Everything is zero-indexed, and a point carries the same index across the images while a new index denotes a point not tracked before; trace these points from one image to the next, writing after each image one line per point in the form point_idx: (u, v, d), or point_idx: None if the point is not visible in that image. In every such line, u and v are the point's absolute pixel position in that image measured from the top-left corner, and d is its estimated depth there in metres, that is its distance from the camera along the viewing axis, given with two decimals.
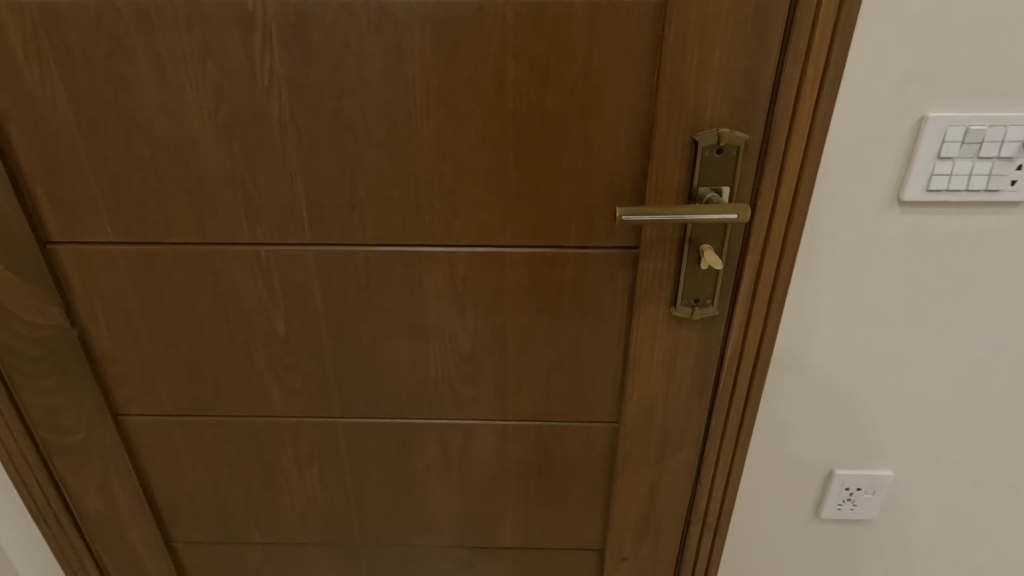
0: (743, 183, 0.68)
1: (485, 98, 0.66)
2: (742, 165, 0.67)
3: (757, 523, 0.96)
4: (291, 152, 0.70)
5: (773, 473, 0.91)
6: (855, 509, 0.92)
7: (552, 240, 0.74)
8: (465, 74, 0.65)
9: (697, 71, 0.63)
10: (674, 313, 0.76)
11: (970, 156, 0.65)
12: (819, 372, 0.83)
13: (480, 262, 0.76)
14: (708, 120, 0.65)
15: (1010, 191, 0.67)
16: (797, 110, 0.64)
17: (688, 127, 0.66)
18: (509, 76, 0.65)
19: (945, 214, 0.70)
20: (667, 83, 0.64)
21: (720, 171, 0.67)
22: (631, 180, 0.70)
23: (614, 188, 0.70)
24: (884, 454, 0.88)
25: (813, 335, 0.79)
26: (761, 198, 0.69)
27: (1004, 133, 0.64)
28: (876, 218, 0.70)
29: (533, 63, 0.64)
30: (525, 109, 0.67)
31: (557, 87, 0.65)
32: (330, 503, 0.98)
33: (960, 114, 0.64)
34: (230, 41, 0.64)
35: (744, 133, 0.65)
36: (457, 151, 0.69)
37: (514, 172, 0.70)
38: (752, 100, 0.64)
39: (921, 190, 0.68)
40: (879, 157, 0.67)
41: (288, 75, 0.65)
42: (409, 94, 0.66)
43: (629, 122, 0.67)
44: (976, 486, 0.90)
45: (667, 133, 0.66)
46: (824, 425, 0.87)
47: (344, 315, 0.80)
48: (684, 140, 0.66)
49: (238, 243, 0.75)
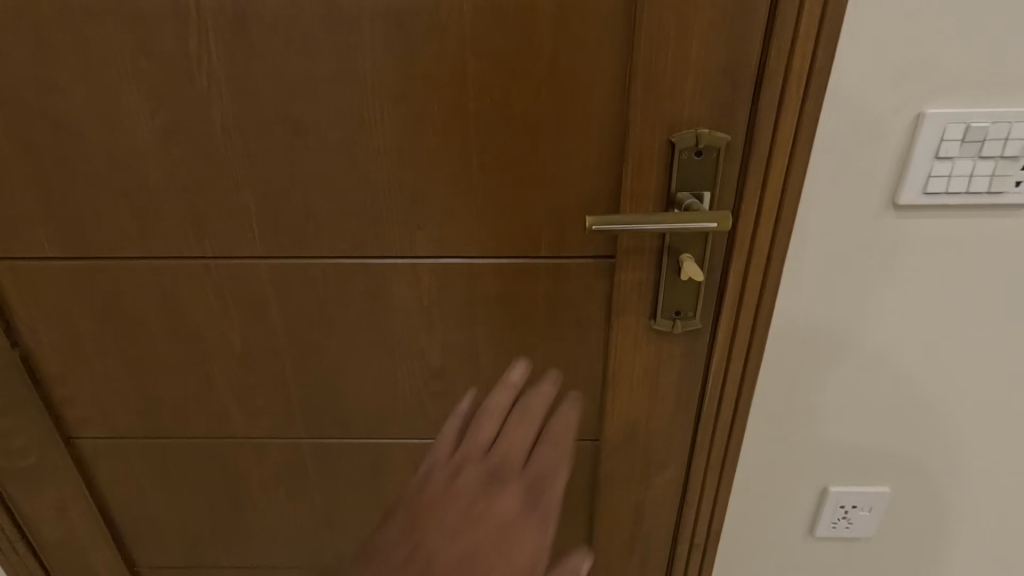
0: (726, 187, 0.63)
1: (444, 99, 0.61)
2: (724, 167, 0.62)
3: (748, 540, 0.92)
4: (237, 160, 0.64)
5: (764, 488, 0.87)
6: (851, 527, 0.87)
7: (523, 250, 0.69)
8: (421, 73, 0.60)
9: (673, 67, 0.58)
10: (655, 326, 0.71)
11: (971, 155, 0.60)
12: (809, 386, 0.78)
13: (447, 274, 0.71)
14: (686, 120, 0.60)
15: (1014, 192, 0.62)
16: (783, 108, 0.59)
17: (665, 128, 0.61)
18: (469, 74, 0.60)
19: (942, 221, 0.65)
20: (642, 80, 0.58)
21: (699, 175, 0.62)
22: (605, 185, 0.65)
23: (586, 194, 0.65)
24: (880, 467, 0.84)
25: (803, 344, 0.75)
26: (745, 204, 0.64)
27: (1009, 130, 0.59)
28: (870, 223, 0.65)
29: (495, 60, 0.59)
30: (487, 110, 0.61)
31: (521, 86, 0.60)
32: (300, 525, 0.93)
33: (962, 109, 0.59)
34: (165, 41, 0.59)
35: (724, 134, 0.61)
36: (416, 157, 0.64)
37: (478, 179, 0.65)
38: (734, 98, 0.59)
39: (918, 193, 0.62)
40: (872, 157, 0.62)
41: (230, 77, 0.60)
42: (362, 97, 0.61)
43: (601, 123, 0.61)
44: (978, 500, 0.86)
45: (641, 135, 0.61)
46: (816, 435, 0.83)
47: (305, 331, 0.75)
48: (661, 142, 0.61)
49: (187, 257, 0.70)
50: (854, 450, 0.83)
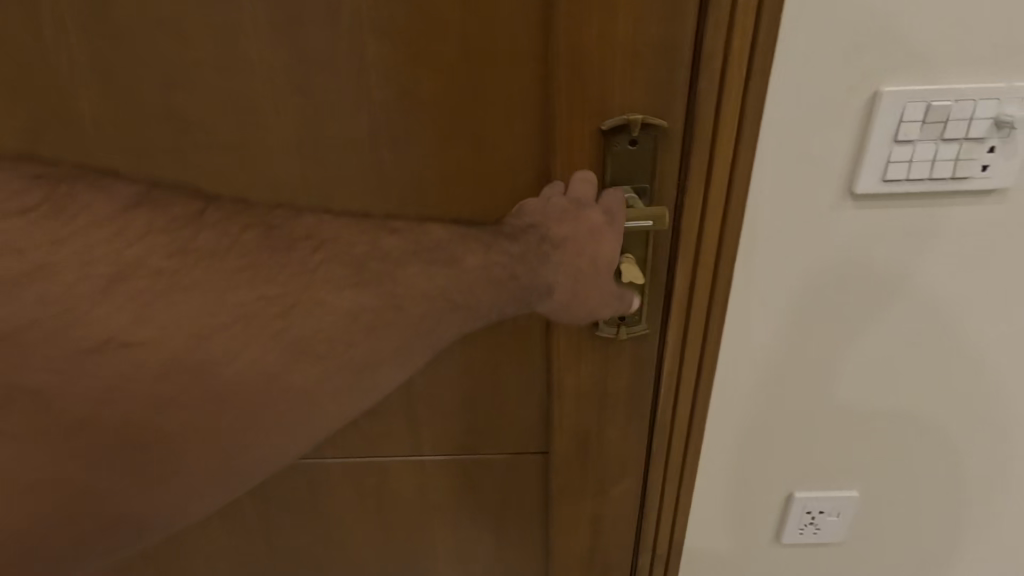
0: (667, 179, 0.57)
1: (346, 87, 0.54)
2: (663, 157, 0.56)
3: (713, 549, 0.87)
4: (115, 162, 0.57)
5: (727, 496, 0.81)
6: (818, 532, 0.83)
7: None
8: (315, 58, 0.52)
9: (600, 46, 0.51)
10: (598, 333, 0.65)
11: (933, 138, 0.54)
12: (770, 394, 0.72)
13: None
14: (619, 106, 0.54)
15: (980, 177, 0.56)
16: (726, 90, 0.52)
17: (595, 115, 0.54)
18: (371, 59, 0.53)
19: (904, 212, 0.59)
20: (565, 62, 0.51)
21: (636, 165, 0.56)
22: (534, 180, 0.58)
23: (514, 191, 0.59)
24: (850, 473, 0.78)
25: (761, 349, 0.69)
26: (688, 197, 0.58)
27: (974, 109, 0.53)
28: (826, 214, 0.59)
29: (400, 43, 0.52)
30: (395, 100, 0.54)
31: (431, 70, 0.53)
32: (235, 551, 0.87)
33: (923, 86, 0.53)
34: (11, 26, 0.51)
35: (662, 119, 0.54)
36: (320, 153, 0.57)
37: (393, 177, 0.58)
38: (671, 80, 0.53)
39: (876, 181, 0.57)
40: (826, 141, 0.55)
41: (93, 65, 0.52)
42: (250, 86, 0.54)
43: (525, 111, 0.55)
44: (952, 502, 0.81)
45: (570, 124, 0.54)
46: (781, 444, 0.77)
47: None
48: (592, 131, 0.55)
49: None
50: (822, 458, 0.77)
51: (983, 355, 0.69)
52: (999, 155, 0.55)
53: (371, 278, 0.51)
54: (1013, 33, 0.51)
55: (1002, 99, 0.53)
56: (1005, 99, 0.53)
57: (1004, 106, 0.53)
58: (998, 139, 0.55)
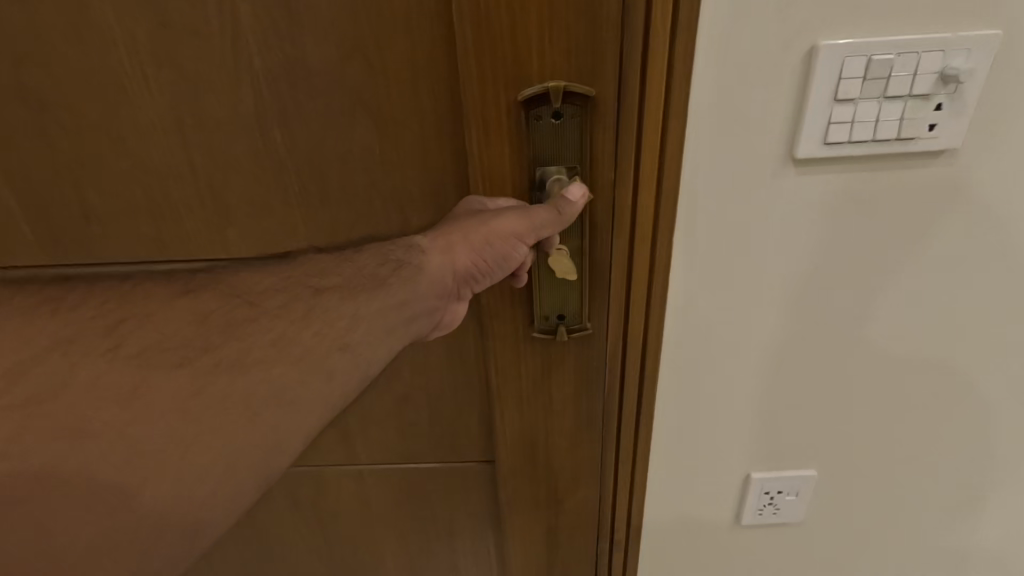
0: (599, 156, 0.52)
1: (224, 58, 0.51)
2: (592, 131, 0.51)
3: (674, 537, 0.84)
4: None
5: (685, 483, 0.78)
6: (778, 512, 0.80)
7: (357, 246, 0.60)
8: (189, 28, 0.50)
9: (509, 5, 0.46)
10: (536, 332, 0.61)
11: (876, 96, 0.50)
12: (720, 379, 0.68)
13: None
14: (537, 73, 0.49)
15: (927, 137, 0.52)
16: (652, 51, 0.48)
17: (513, 84, 0.49)
18: (246, 26, 0.49)
19: (849, 178, 0.55)
20: (472, 24, 0.47)
21: (563, 143, 0.51)
22: (438, 159, 0.56)
23: (417, 172, 0.56)
24: (810, 454, 0.75)
25: (710, 330, 0.65)
26: (620, 172, 0.53)
27: (918, 63, 0.49)
28: (768, 182, 0.55)
29: (275, 7, 0.49)
30: (279, 71, 0.51)
31: (314, 34, 0.50)
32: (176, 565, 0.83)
33: (863, 39, 0.48)
34: None
35: (586, 88, 0.49)
36: (206, 133, 0.54)
37: (286, 158, 0.56)
38: (595, 41, 0.48)
39: (818, 145, 0.52)
40: (763, 104, 0.51)
41: None
42: (125, 63, 0.51)
43: (421, 82, 0.52)
44: (919, 481, 0.78)
45: (480, 94, 0.49)
46: (738, 429, 0.73)
47: None
48: (511, 102, 0.50)
49: None
50: (781, 440, 0.74)
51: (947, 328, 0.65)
52: (946, 113, 0.51)
53: (138, 309, 0.40)
54: None
55: (947, 51, 0.49)
56: (950, 51, 0.49)
57: (950, 59, 0.49)
58: (945, 95, 0.51)
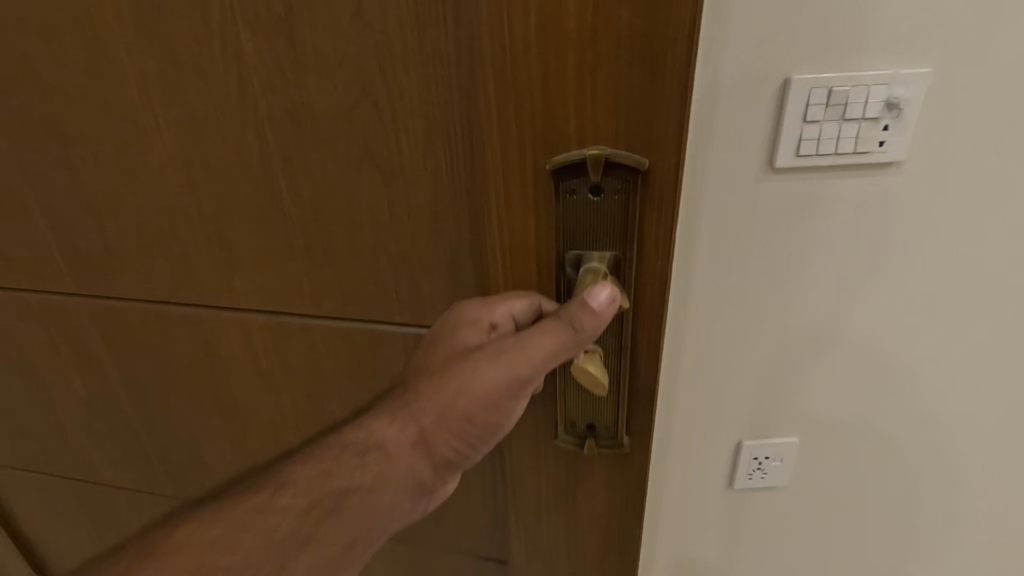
0: (645, 235, 0.54)
1: (247, 119, 0.60)
2: (635, 211, 0.53)
3: (676, 499, 0.96)
4: (73, 201, 0.71)
5: (684, 448, 0.91)
6: (765, 477, 0.92)
7: (356, 302, 0.70)
8: (219, 92, 0.59)
9: (544, 68, 0.47)
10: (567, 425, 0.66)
11: (836, 118, 0.64)
12: (714, 353, 0.81)
13: (286, 334, 0.74)
14: (574, 134, 0.50)
15: (878, 151, 0.66)
16: (690, 110, 0.48)
17: (544, 146, 0.51)
18: (260, 95, 0.58)
19: (820, 182, 0.69)
20: (506, 87, 0.49)
21: (605, 220, 0.53)
22: (429, 227, 0.63)
23: (413, 238, 0.64)
24: (792, 422, 0.88)
25: (708, 310, 0.77)
26: (657, 230, 0.53)
27: (868, 93, 0.63)
28: (753, 185, 0.69)
29: (287, 78, 0.57)
30: (290, 136, 0.60)
31: (324, 92, 0.57)
32: None
33: (824, 75, 0.62)
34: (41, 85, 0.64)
35: (633, 159, 0.50)
36: (227, 183, 0.65)
37: (292, 211, 0.65)
38: (644, 101, 0.48)
39: (791, 156, 0.66)
40: (746, 125, 0.65)
41: (69, 121, 0.65)
42: (165, 129, 0.63)
43: (421, 148, 0.58)
44: (885, 444, 0.92)
45: (511, 161, 0.52)
46: (731, 397, 0.86)
47: (214, 359, 0.80)
48: (541, 168, 0.52)
49: (62, 289, 0.79)
50: (769, 407, 0.87)
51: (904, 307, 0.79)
52: (892, 132, 0.65)
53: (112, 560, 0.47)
54: (892, 30, 0.60)
55: (891, 84, 0.62)
56: (893, 84, 0.62)
57: (893, 90, 0.62)
58: (891, 118, 0.64)
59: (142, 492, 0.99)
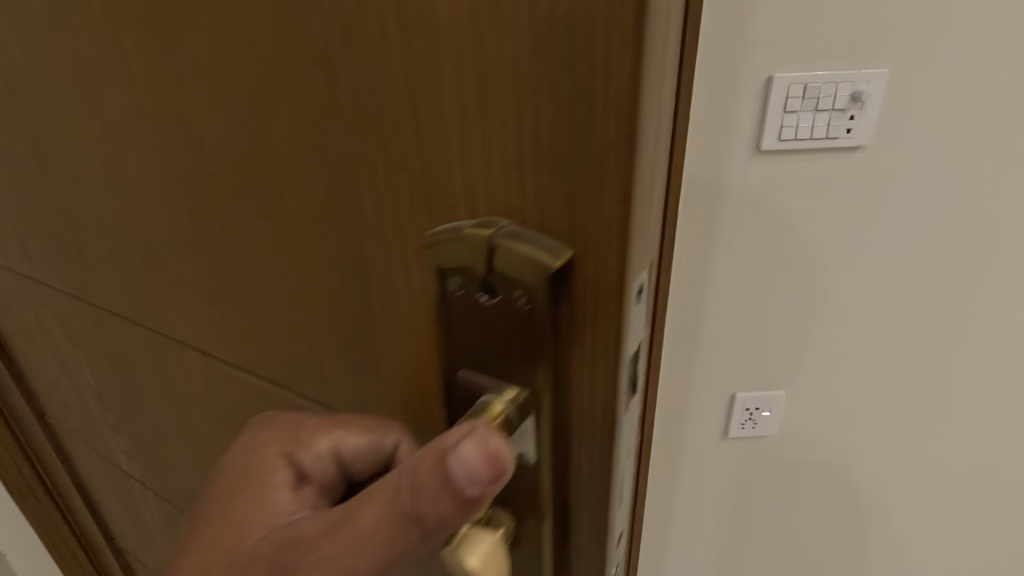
0: (566, 368, 0.32)
1: (119, 110, 0.43)
2: (548, 329, 0.31)
3: (678, 445, 1.09)
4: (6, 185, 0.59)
5: (685, 400, 1.04)
6: (756, 427, 1.05)
7: (273, 374, 0.48)
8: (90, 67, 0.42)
9: (410, 80, 0.27)
10: None
11: (811, 109, 0.78)
12: (710, 312, 0.95)
13: (213, 383, 0.56)
14: (463, 201, 0.29)
15: (846, 137, 0.81)
16: (640, 181, 0.26)
17: (422, 210, 0.30)
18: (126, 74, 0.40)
19: (799, 162, 0.83)
20: (369, 107, 0.29)
21: (507, 334, 0.32)
22: (325, 299, 0.40)
23: (301, 311, 0.42)
24: (779, 378, 1.01)
25: (705, 273, 0.91)
26: (596, 359, 0.31)
27: (836, 89, 0.77)
28: (743, 164, 0.82)
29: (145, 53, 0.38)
30: (167, 140, 0.41)
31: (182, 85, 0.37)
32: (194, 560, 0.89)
33: (800, 74, 0.76)
34: None
35: (541, 254, 0.28)
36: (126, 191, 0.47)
37: (192, 237, 0.45)
38: (576, 152, 0.26)
39: (775, 140, 0.80)
40: (736, 113, 0.79)
41: None
42: (59, 110, 0.47)
43: (297, 184, 0.36)
44: (865, 400, 1.04)
45: (378, 221, 0.33)
46: (727, 353, 0.99)
47: (150, 386, 0.66)
48: (423, 244, 0.32)
49: (22, 280, 0.69)
50: (759, 364, 1.00)
51: (875, 274, 0.92)
52: (858, 121, 0.80)
53: None
54: (854, 38, 0.75)
55: (855, 82, 0.77)
56: (856, 81, 0.77)
57: (857, 87, 0.77)
58: (856, 110, 0.79)
59: (124, 492, 0.95)
